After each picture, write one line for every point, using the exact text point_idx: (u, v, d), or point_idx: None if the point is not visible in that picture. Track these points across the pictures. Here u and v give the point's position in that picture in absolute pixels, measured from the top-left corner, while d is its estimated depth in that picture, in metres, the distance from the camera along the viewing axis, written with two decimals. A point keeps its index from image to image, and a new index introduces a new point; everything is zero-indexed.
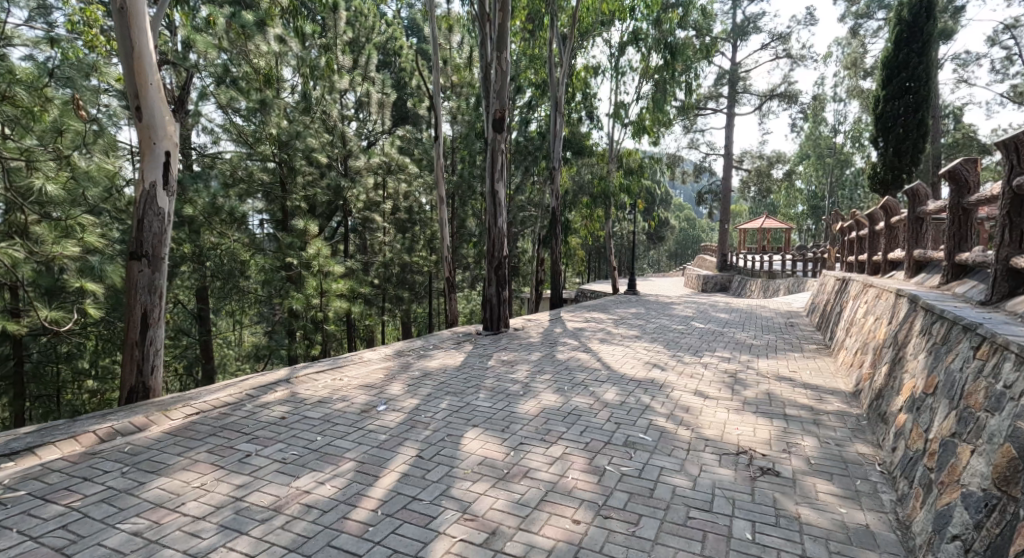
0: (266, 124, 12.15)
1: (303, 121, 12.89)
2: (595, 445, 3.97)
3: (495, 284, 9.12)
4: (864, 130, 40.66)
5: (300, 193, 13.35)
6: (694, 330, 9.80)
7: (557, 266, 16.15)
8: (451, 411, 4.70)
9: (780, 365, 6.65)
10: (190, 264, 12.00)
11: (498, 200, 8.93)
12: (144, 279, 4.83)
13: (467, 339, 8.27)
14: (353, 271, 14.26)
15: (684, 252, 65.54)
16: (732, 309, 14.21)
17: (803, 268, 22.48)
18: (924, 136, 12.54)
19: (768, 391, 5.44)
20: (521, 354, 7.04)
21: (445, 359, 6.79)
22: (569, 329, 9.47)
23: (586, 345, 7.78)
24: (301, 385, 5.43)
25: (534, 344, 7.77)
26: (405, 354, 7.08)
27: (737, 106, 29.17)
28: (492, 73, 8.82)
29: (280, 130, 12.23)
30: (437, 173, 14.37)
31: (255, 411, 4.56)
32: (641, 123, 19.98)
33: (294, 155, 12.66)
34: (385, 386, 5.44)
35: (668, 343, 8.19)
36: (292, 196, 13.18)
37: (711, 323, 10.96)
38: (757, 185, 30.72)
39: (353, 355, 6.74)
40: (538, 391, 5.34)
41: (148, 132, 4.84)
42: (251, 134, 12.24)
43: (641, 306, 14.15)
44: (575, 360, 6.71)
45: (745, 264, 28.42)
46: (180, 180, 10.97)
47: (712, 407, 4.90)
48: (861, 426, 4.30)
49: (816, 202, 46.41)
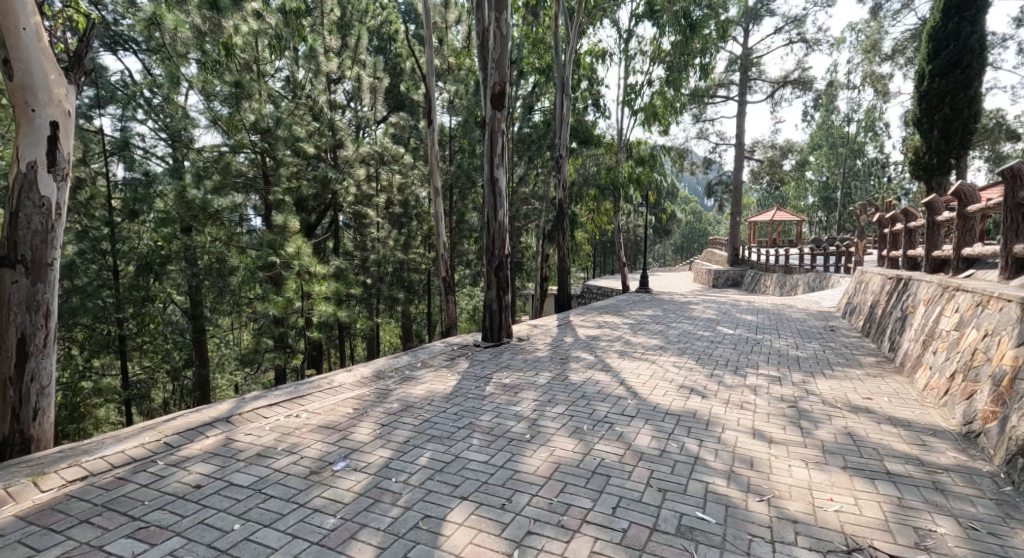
0: (243, 111, 10.70)
1: (287, 108, 11.67)
2: (636, 537, 2.82)
3: (496, 287, 7.85)
4: (878, 118, 39.19)
5: (284, 186, 11.79)
6: (725, 338, 8.52)
7: (563, 263, 14.87)
8: (433, 469, 3.50)
9: (847, 388, 5.37)
10: (179, 263, 10.89)
11: (498, 189, 7.71)
12: (20, 293, 3.62)
13: (463, 353, 7.03)
14: (342, 270, 13.03)
15: (690, 247, 64.40)
16: (756, 309, 12.94)
17: (823, 263, 21.19)
18: (974, 116, 11.22)
19: (849, 431, 4.18)
20: (527, 375, 5.81)
21: (434, 384, 5.56)
22: (581, 338, 8.23)
23: (604, 361, 6.55)
24: (241, 428, 4.21)
25: (543, 360, 6.54)
26: (387, 376, 5.86)
27: (748, 94, 27.79)
28: (491, 39, 7.52)
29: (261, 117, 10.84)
30: (433, 162, 13.02)
31: (162, 473, 3.35)
32: (653, 109, 18.77)
33: (277, 143, 11.24)
34: (351, 428, 4.21)
35: (699, 357, 6.94)
36: (274, 188, 11.70)
37: (741, 328, 9.65)
38: (769, 176, 29.37)
39: (322, 380, 5.51)
40: (550, 433, 4.12)
41: (23, 94, 3.61)
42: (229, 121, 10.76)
43: (657, 307, 12.81)
44: (593, 384, 5.47)
45: (758, 259, 27.11)
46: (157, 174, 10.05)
47: (783, 460, 3.65)
48: (1007, 497, 3.10)
49: (827, 193, 44.95)
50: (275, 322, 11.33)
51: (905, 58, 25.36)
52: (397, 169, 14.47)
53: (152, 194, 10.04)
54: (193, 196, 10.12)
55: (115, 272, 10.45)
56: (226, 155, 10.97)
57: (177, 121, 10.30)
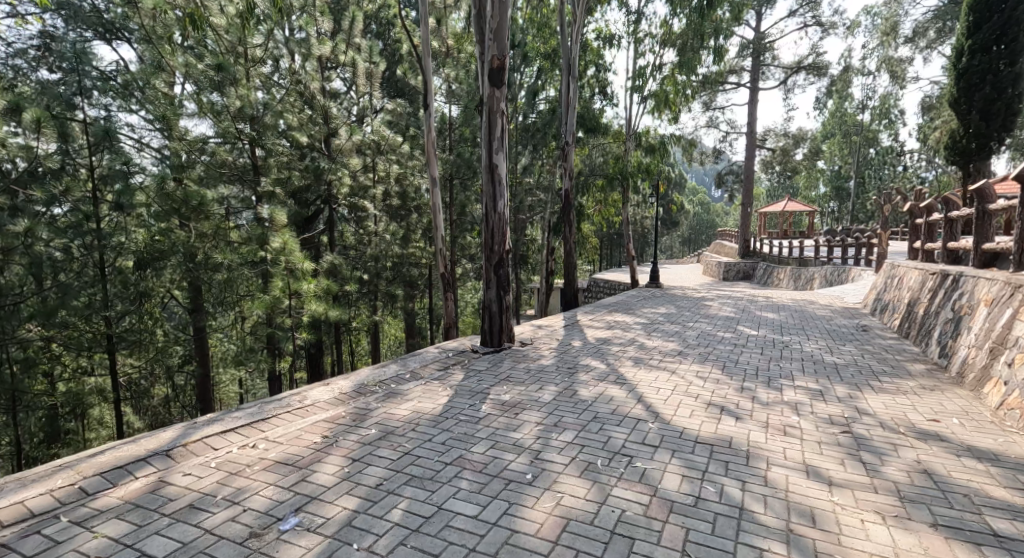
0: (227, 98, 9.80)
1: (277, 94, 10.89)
2: None
3: (495, 286, 7.05)
4: (892, 105, 38.12)
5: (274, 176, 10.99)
6: (749, 341, 7.74)
7: (569, 258, 14.05)
8: (409, 531, 2.82)
9: (904, 406, 4.58)
10: (174, 261, 9.86)
11: (498, 176, 6.96)
12: None
13: (459, 361, 6.29)
14: (336, 266, 12.27)
15: (697, 238, 63.58)
16: (775, 306, 12.13)
17: (839, 255, 20.38)
18: (1018, 95, 10.60)
19: (925, 467, 3.39)
20: (530, 390, 5.05)
21: (422, 402, 4.81)
22: (590, 342, 7.46)
23: (618, 371, 5.79)
24: (183, 463, 3.50)
25: (549, 370, 5.78)
26: (370, 392, 5.11)
27: (760, 80, 26.82)
28: (487, 8, 6.72)
29: (249, 104, 9.95)
30: (431, 150, 12.23)
31: (59, 538, 2.76)
32: (663, 95, 17.95)
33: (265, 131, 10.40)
34: (313, 464, 3.47)
35: (724, 365, 6.16)
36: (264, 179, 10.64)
37: (764, 329, 8.86)
38: (781, 166, 28.45)
39: (295, 399, 4.78)
40: (556, 473, 3.39)
41: None
42: (214, 109, 9.78)
43: (671, 305, 12.02)
44: (606, 402, 4.70)
45: (771, 251, 26.28)
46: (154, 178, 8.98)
47: (852, 512, 2.92)
48: None
49: (838, 182, 43.88)
50: (264, 322, 10.64)
51: (925, 41, 24.34)
52: (395, 160, 13.59)
53: (133, 187, 9.00)
54: (172, 188, 9.25)
55: (102, 269, 9.55)
56: (214, 148, 9.97)
57: (163, 107, 9.15)
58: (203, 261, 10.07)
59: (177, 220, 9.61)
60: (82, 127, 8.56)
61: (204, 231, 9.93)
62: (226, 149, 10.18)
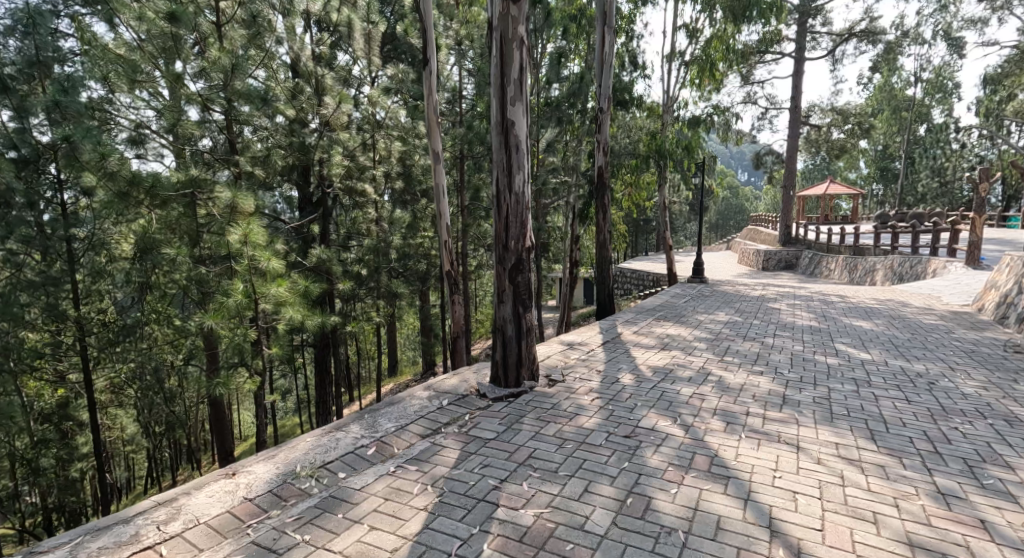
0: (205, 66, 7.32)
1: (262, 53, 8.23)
2: None
3: (512, 300, 4.88)
4: (945, 78, 34.67)
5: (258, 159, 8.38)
6: (872, 374, 5.49)
7: (602, 252, 11.74)
8: None
9: None
10: (170, 282, 7.80)
11: (515, 140, 4.79)
12: None
13: (459, 417, 4.17)
14: (326, 264, 10.13)
15: (724, 223, 61.19)
16: (861, 310, 9.77)
17: (902, 245, 17.89)
18: None
19: None
20: (569, 501, 2.95)
21: (377, 532, 2.73)
22: (648, 376, 5.29)
23: (707, 447, 3.60)
24: None
25: (596, 444, 3.62)
26: (295, 498, 3.01)
27: (806, 49, 23.89)
28: None
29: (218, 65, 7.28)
30: (437, 123, 10.06)
31: None
32: (707, 60, 15.43)
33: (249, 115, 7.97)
34: None
35: (868, 428, 3.93)
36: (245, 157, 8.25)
37: (877, 350, 6.57)
38: (827, 146, 25.66)
39: (151, 521, 2.75)
40: None
41: None
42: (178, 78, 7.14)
43: (731, 309, 9.75)
44: (714, 543, 2.64)
45: (816, 237, 23.74)
46: (110, 165, 6.41)
47: None
48: None
49: (883, 163, 40.75)
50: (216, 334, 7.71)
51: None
52: (398, 136, 11.33)
53: (79, 162, 6.26)
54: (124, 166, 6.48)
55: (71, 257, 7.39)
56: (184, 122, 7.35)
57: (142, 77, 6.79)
58: (176, 263, 7.26)
59: (142, 214, 6.98)
60: (36, 99, 6.26)
61: (172, 219, 7.09)
62: (202, 128, 7.67)
